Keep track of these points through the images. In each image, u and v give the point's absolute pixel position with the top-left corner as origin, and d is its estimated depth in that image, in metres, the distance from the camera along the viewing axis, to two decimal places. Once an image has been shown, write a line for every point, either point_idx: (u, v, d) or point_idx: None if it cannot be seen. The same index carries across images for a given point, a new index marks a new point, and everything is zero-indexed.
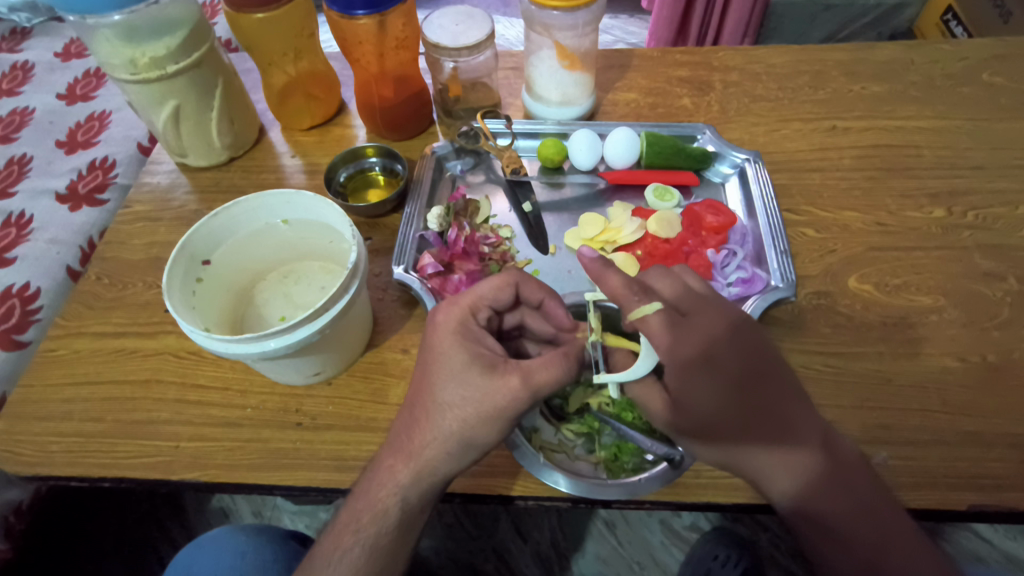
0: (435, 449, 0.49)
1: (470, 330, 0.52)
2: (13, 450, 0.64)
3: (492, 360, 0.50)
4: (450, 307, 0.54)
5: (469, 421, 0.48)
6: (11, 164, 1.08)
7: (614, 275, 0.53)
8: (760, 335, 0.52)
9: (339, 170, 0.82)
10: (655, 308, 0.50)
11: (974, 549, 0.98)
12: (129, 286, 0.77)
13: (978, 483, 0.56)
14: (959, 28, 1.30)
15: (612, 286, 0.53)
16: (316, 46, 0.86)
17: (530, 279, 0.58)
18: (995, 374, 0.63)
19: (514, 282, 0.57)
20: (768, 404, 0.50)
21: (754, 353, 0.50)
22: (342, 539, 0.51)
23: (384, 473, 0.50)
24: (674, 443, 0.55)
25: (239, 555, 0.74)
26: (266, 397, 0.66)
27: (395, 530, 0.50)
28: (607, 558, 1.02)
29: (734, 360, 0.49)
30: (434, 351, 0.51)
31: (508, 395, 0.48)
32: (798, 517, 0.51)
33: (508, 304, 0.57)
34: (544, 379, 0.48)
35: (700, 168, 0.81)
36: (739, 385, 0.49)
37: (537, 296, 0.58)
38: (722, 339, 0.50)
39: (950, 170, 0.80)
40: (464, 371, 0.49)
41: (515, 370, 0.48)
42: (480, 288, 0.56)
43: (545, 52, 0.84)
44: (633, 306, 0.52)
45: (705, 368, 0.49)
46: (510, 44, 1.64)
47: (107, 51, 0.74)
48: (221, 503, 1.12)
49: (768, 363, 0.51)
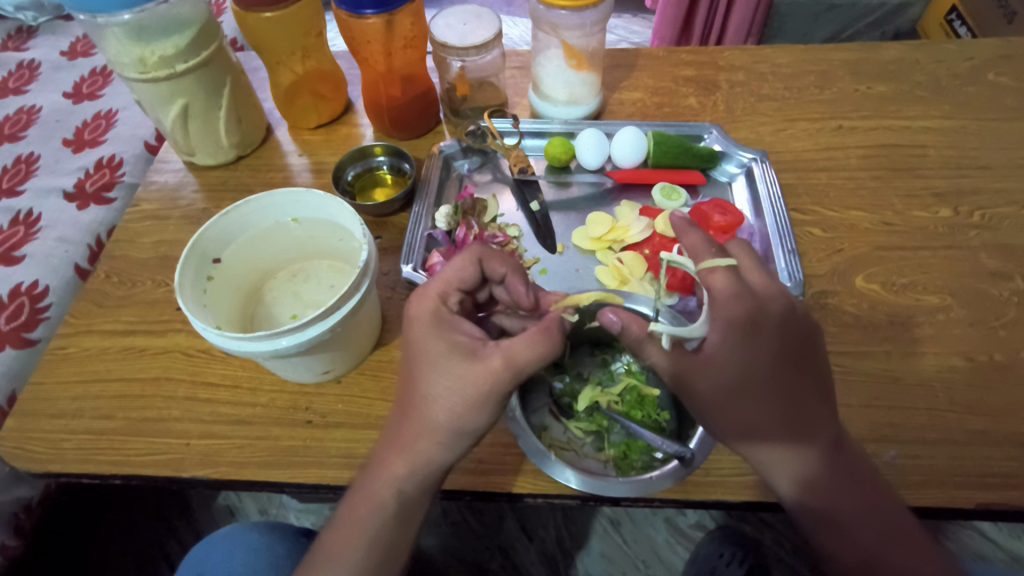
0: (428, 440, 0.49)
1: (445, 318, 0.51)
2: (25, 447, 0.64)
3: (471, 347, 0.49)
4: (422, 298, 0.52)
5: (457, 410, 0.48)
6: (18, 162, 1.08)
7: (696, 232, 0.52)
8: (807, 326, 0.52)
9: (347, 169, 0.83)
10: (727, 264, 0.49)
11: (978, 547, 0.99)
12: (139, 284, 0.77)
13: (985, 481, 0.57)
14: (963, 28, 1.30)
15: (689, 242, 0.52)
16: (323, 46, 0.86)
17: (493, 253, 0.56)
18: (1001, 373, 0.63)
19: (476, 258, 0.55)
20: (791, 397, 0.50)
21: (797, 340, 0.50)
22: (343, 533, 0.51)
23: (381, 466, 0.51)
24: (696, 423, 0.55)
25: (252, 551, 0.75)
26: (276, 395, 0.66)
27: (395, 522, 0.51)
28: (612, 556, 1.02)
29: (776, 340, 0.49)
30: (413, 343, 0.51)
31: (492, 378, 0.47)
32: (801, 513, 0.52)
33: (476, 282, 0.56)
34: (526, 356, 0.47)
35: (706, 167, 0.81)
36: (772, 366, 0.49)
37: (502, 271, 0.56)
38: (777, 316, 0.49)
39: (956, 169, 0.80)
40: (446, 361, 0.48)
41: (495, 352, 0.48)
42: (446, 271, 0.54)
43: (552, 52, 0.85)
44: (704, 258, 0.50)
45: (749, 338, 0.48)
46: (514, 43, 1.64)
47: (117, 50, 0.74)
48: (227, 501, 1.12)
49: (804, 356, 0.51)
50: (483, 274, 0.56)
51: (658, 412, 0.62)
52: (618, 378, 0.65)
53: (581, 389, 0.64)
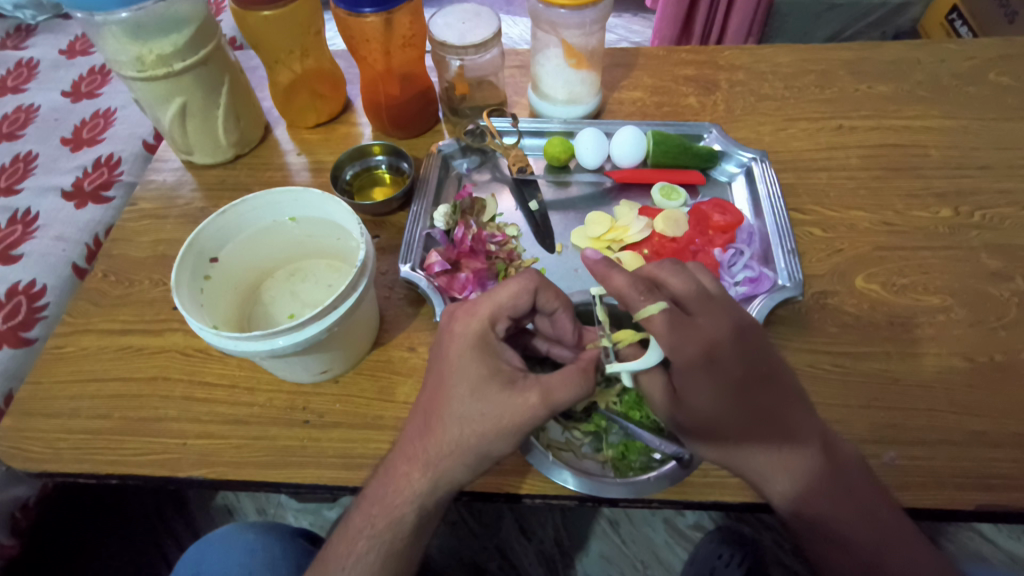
0: (452, 462, 0.49)
1: (489, 342, 0.51)
2: (21, 447, 0.64)
3: (511, 375, 0.49)
4: (468, 318, 0.53)
5: (485, 436, 0.48)
6: (17, 161, 1.08)
7: (619, 274, 0.53)
8: (761, 339, 0.53)
9: (345, 168, 0.82)
10: (661, 306, 0.51)
11: (978, 548, 0.99)
12: (136, 283, 0.77)
13: (986, 482, 0.56)
14: (964, 28, 1.30)
15: (617, 285, 0.53)
16: (322, 44, 0.86)
17: (549, 286, 0.56)
18: (1001, 374, 0.63)
19: (534, 287, 0.55)
20: (768, 407, 0.51)
21: (754, 357, 0.52)
22: (356, 544, 0.51)
23: (400, 480, 0.50)
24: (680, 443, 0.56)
25: (248, 552, 0.75)
26: (273, 394, 0.66)
27: (409, 535, 0.50)
28: (611, 556, 1.02)
29: (735, 363, 0.51)
30: (450, 362, 0.51)
31: (526, 411, 0.47)
32: (797, 520, 0.51)
33: (527, 310, 0.56)
34: (562, 397, 0.48)
35: (706, 167, 0.81)
36: (741, 388, 0.50)
37: (555, 304, 0.57)
38: (726, 341, 0.51)
39: (957, 170, 0.80)
40: (484, 387, 0.48)
41: (533, 387, 0.48)
42: (499, 295, 0.54)
43: (552, 50, 0.84)
44: (637, 305, 0.52)
45: (707, 368, 0.50)
46: (514, 42, 1.64)
47: (115, 48, 0.74)
48: (225, 500, 1.12)
49: (768, 367, 0.52)
50: (534, 302, 0.56)
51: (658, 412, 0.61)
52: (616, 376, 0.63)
53: None
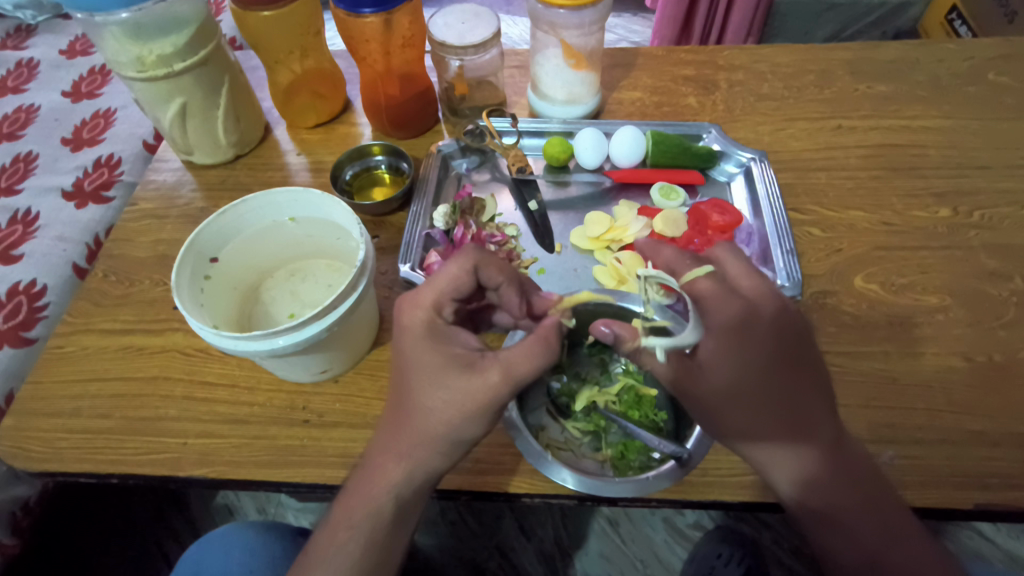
0: (424, 450, 0.49)
1: (440, 330, 0.50)
2: (21, 446, 0.64)
3: (467, 358, 0.48)
4: (415, 308, 0.51)
5: (453, 421, 0.47)
6: (17, 161, 1.08)
7: (668, 249, 0.54)
8: (803, 325, 0.51)
9: (345, 168, 0.83)
10: (707, 271, 0.49)
11: (976, 547, 0.99)
12: (136, 283, 0.77)
13: (983, 482, 0.56)
14: (964, 28, 1.30)
15: (665, 256, 0.54)
16: (322, 45, 0.86)
17: (489, 259, 0.53)
18: (999, 374, 0.63)
19: (471, 265, 0.51)
20: (792, 398, 0.49)
21: (794, 344, 0.49)
22: (336, 536, 0.51)
23: (376, 471, 0.50)
24: (697, 423, 0.55)
25: (248, 551, 0.75)
26: (273, 394, 0.66)
27: (390, 525, 0.51)
28: (610, 556, 1.02)
29: (774, 349, 0.48)
30: (407, 354, 0.49)
31: (489, 391, 0.46)
32: (802, 514, 0.52)
33: (472, 289, 0.53)
34: (524, 370, 0.46)
35: (705, 167, 0.81)
36: (773, 376, 0.48)
37: (498, 280, 0.54)
38: (771, 324, 0.48)
39: (956, 170, 0.80)
40: (443, 373, 0.47)
41: (492, 366, 0.47)
42: (439, 280, 0.51)
43: (552, 51, 0.84)
44: (684, 271, 0.52)
45: (744, 350, 0.47)
46: (514, 42, 1.65)
47: (116, 49, 0.74)
48: (225, 500, 1.12)
49: (803, 358, 0.50)
50: (478, 281, 0.53)
51: (656, 411, 0.61)
52: (614, 377, 0.65)
53: (578, 389, 0.64)
